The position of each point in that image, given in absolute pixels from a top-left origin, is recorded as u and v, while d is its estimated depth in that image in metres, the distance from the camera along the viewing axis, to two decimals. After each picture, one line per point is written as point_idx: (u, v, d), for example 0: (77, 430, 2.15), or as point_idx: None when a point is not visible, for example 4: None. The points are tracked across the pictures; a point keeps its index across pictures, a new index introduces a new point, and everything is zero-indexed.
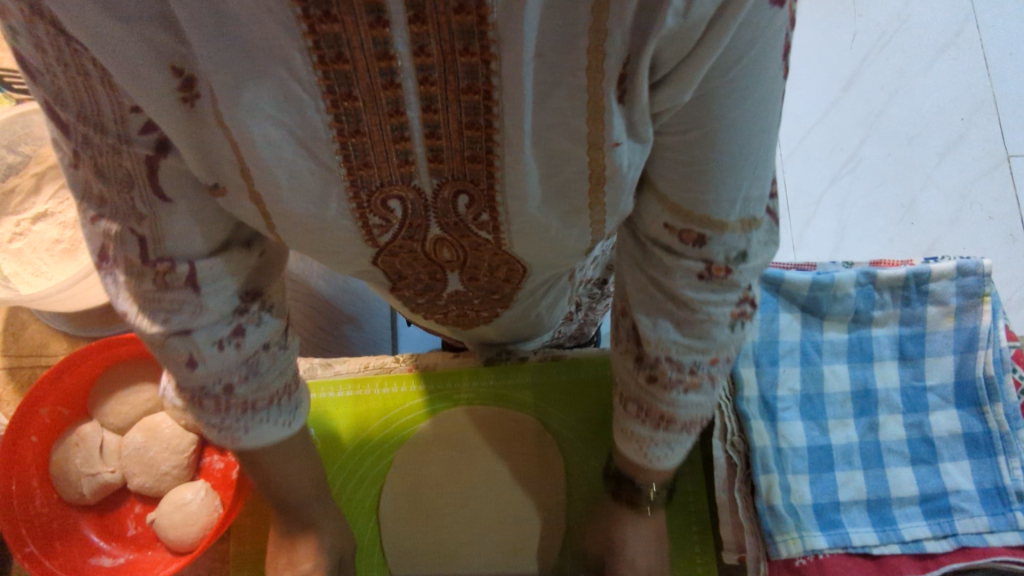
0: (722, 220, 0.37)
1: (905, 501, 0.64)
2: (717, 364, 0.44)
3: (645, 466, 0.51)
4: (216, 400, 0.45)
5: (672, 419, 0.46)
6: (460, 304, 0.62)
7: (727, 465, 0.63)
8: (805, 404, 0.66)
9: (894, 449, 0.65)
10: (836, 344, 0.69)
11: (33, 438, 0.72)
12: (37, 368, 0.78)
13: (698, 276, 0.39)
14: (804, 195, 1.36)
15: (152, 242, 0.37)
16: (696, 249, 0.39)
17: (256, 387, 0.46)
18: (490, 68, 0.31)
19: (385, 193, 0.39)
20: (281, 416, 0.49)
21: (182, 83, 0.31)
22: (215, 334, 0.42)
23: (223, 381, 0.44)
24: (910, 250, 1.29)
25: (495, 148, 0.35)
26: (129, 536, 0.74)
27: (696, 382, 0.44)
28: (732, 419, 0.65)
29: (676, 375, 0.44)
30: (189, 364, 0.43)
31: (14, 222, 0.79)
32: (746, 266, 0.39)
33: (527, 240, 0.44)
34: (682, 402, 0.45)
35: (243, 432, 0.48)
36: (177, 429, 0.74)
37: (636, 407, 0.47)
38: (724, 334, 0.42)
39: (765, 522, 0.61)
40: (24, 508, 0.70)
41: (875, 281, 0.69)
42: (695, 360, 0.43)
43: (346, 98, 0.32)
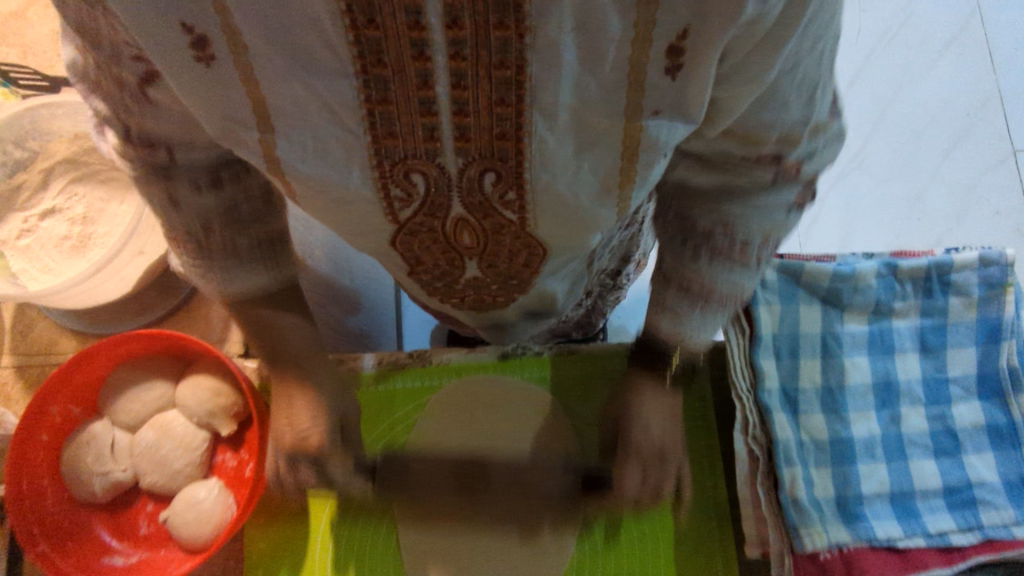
0: (798, 136, 0.37)
1: (929, 494, 0.63)
2: (767, 246, 0.44)
3: (679, 343, 0.51)
4: (196, 246, 0.45)
5: (713, 294, 0.46)
6: (478, 289, 0.61)
7: (750, 459, 0.62)
8: (826, 396, 0.66)
9: (917, 442, 0.65)
10: (858, 335, 0.67)
11: (45, 437, 0.71)
12: (46, 365, 0.78)
13: (771, 176, 0.40)
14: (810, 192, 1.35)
15: (137, 127, 0.37)
16: (772, 160, 0.39)
17: (234, 229, 0.44)
18: (525, 41, 0.30)
19: (408, 166, 0.38)
20: (262, 258, 0.47)
21: (194, 41, 0.31)
22: (194, 175, 0.41)
23: (202, 224, 0.43)
24: (919, 244, 1.29)
25: (524, 124, 0.34)
26: (141, 536, 0.74)
27: (745, 263, 0.44)
28: (754, 413, 0.63)
29: (726, 251, 0.44)
30: (172, 204, 0.42)
31: (22, 219, 0.78)
32: (816, 161, 0.39)
33: (552, 220, 0.43)
34: (726, 280, 0.45)
35: (225, 282, 0.47)
36: (189, 427, 0.73)
37: (677, 279, 0.47)
38: (783, 215, 0.42)
39: (789, 515, 0.60)
40: (36, 507, 0.69)
41: (897, 273, 0.68)
42: (749, 237, 0.43)
43: (375, 64, 0.31)
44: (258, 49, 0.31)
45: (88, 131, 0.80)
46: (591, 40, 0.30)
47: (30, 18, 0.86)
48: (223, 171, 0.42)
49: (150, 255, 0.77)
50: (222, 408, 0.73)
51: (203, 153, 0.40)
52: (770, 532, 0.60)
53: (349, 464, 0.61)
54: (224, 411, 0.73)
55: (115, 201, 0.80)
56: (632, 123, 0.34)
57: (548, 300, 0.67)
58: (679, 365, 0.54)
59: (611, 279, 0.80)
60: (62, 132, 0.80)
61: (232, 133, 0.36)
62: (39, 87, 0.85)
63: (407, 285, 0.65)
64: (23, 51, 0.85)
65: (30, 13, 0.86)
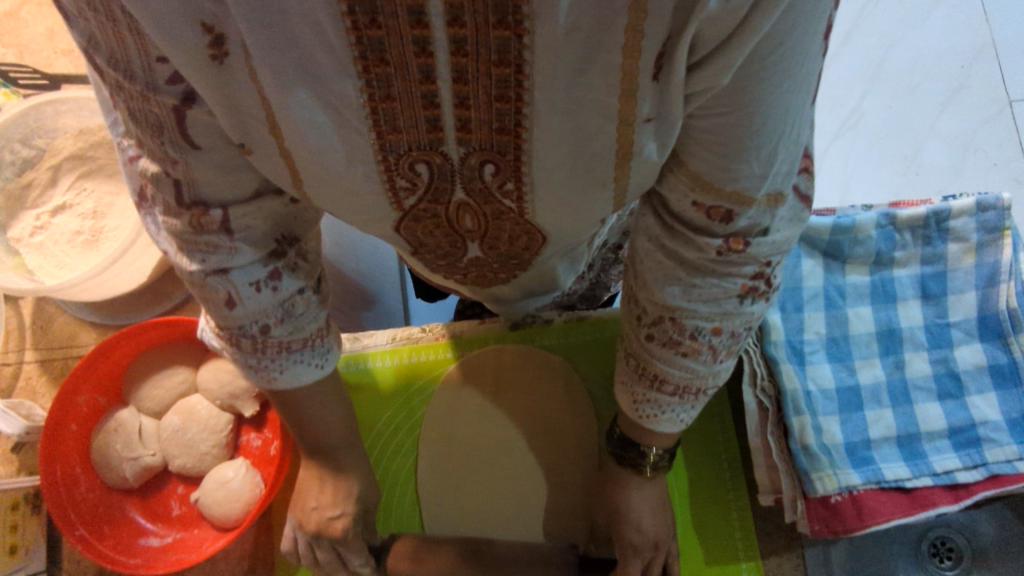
0: (751, 197, 0.37)
1: (935, 435, 0.65)
2: (719, 335, 0.44)
3: (644, 428, 0.51)
4: (251, 342, 0.46)
5: (667, 380, 0.47)
6: (481, 268, 0.62)
7: (758, 410, 0.65)
8: (831, 346, 0.68)
9: (921, 386, 0.67)
10: (859, 286, 0.69)
11: (74, 426, 0.74)
12: (69, 358, 0.79)
13: (717, 251, 0.40)
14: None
15: (186, 182, 0.38)
16: (722, 220, 0.39)
17: (291, 328, 0.47)
18: (523, 42, 0.30)
19: (412, 157, 0.39)
20: (314, 358, 0.50)
21: (212, 40, 0.31)
22: (252, 277, 0.43)
23: (261, 324, 0.45)
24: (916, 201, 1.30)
25: (523, 121, 0.35)
26: (174, 516, 0.76)
27: (696, 351, 0.45)
28: (761, 364, 0.66)
29: (676, 338, 0.44)
30: (229, 304, 0.44)
31: (34, 217, 0.79)
32: (765, 241, 0.40)
33: (551, 208, 0.44)
34: (679, 364, 0.46)
35: (279, 372, 0.49)
36: (213, 410, 0.76)
37: (637, 364, 0.48)
38: (733, 303, 0.43)
39: (800, 461, 0.62)
40: (71, 493, 0.72)
41: (896, 222, 0.69)
42: (698, 325, 0.44)
43: (378, 63, 0.32)
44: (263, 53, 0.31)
45: (92, 127, 0.81)
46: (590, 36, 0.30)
47: (24, 18, 0.87)
48: (279, 258, 0.45)
49: (162, 245, 0.79)
50: (244, 390, 0.75)
51: (251, 254, 0.42)
52: (782, 478, 0.63)
53: (367, 556, 0.61)
54: (245, 394, 0.75)
55: (124, 194, 0.81)
56: (625, 127, 0.35)
57: (551, 278, 0.68)
58: (659, 457, 0.54)
59: (612, 256, 0.82)
60: (67, 130, 0.81)
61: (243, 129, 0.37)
62: (39, 86, 0.85)
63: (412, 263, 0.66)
64: (20, 51, 0.86)
65: (23, 12, 0.87)
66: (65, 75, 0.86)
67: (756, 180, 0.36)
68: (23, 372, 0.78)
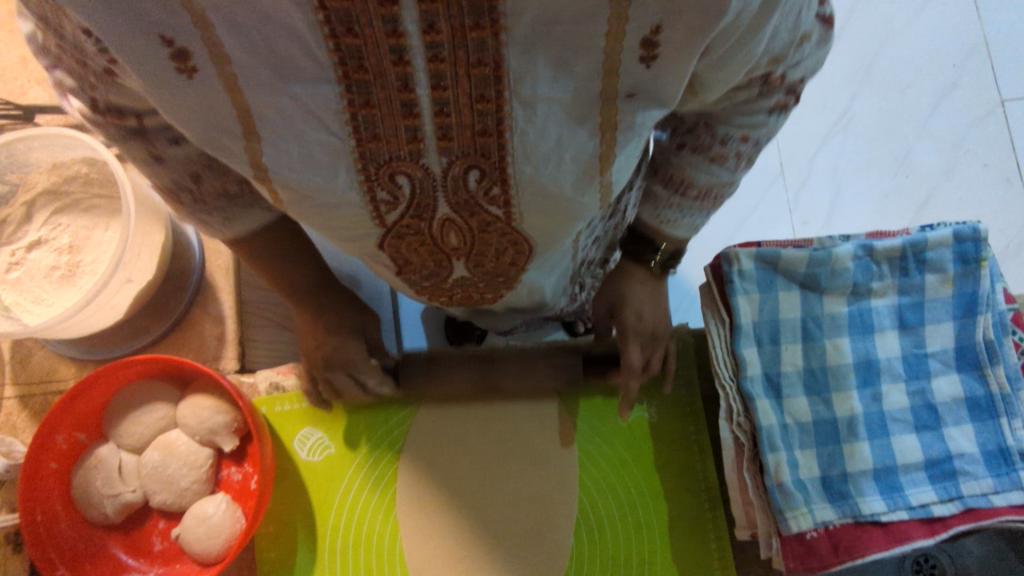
0: (785, 53, 0.37)
1: (911, 468, 0.65)
2: (747, 143, 0.45)
3: (659, 228, 0.55)
4: (190, 194, 0.45)
5: (692, 185, 0.48)
6: (467, 287, 0.62)
7: (734, 446, 0.65)
8: (808, 379, 0.67)
9: (898, 418, 0.66)
10: (837, 318, 0.69)
11: (54, 464, 0.74)
12: (49, 393, 0.79)
13: (753, 94, 0.40)
14: (796, 157, 1.33)
15: (100, 97, 0.37)
16: (759, 76, 0.38)
17: (220, 182, 0.44)
18: (500, 40, 0.30)
19: (393, 168, 0.38)
20: (257, 202, 0.48)
21: (175, 54, 0.30)
22: (169, 133, 0.39)
23: (190, 176, 0.43)
24: (906, 203, 1.29)
25: (505, 119, 0.34)
26: (156, 552, 0.76)
27: (723, 157, 0.45)
28: (737, 400, 0.66)
29: (706, 146, 0.45)
30: (155, 157, 0.42)
31: (10, 252, 0.79)
32: (801, 69, 0.39)
33: (537, 212, 0.43)
34: (705, 171, 0.47)
35: (225, 221, 0.48)
36: (192, 445, 0.75)
37: (663, 172, 0.49)
38: (764, 116, 0.43)
39: (775, 499, 0.62)
40: (51, 531, 0.72)
41: (872, 253, 0.69)
42: (728, 134, 0.44)
43: (357, 71, 0.31)
44: (242, 60, 0.30)
45: (66, 161, 0.81)
46: (566, 30, 0.30)
47: None
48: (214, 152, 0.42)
49: (136, 282, 0.78)
50: (224, 425, 0.75)
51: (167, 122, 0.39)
52: (758, 517, 0.63)
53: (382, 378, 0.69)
54: (226, 428, 0.75)
55: (99, 228, 0.81)
56: (608, 108, 0.35)
57: (537, 293, 0.68)
58: (664, 255, 0.59)
59: (599, 268, 0.81)
60: (41, 164, 0.81)
61: (215, 143, 0.36)
62: (13, 117, 0.84)
63: (396, 284, 0.66)
64: None
65: None
66: (40, 104, 0.85)
67: (785, 43, 0.36)
68: (3, 408, 0.78)
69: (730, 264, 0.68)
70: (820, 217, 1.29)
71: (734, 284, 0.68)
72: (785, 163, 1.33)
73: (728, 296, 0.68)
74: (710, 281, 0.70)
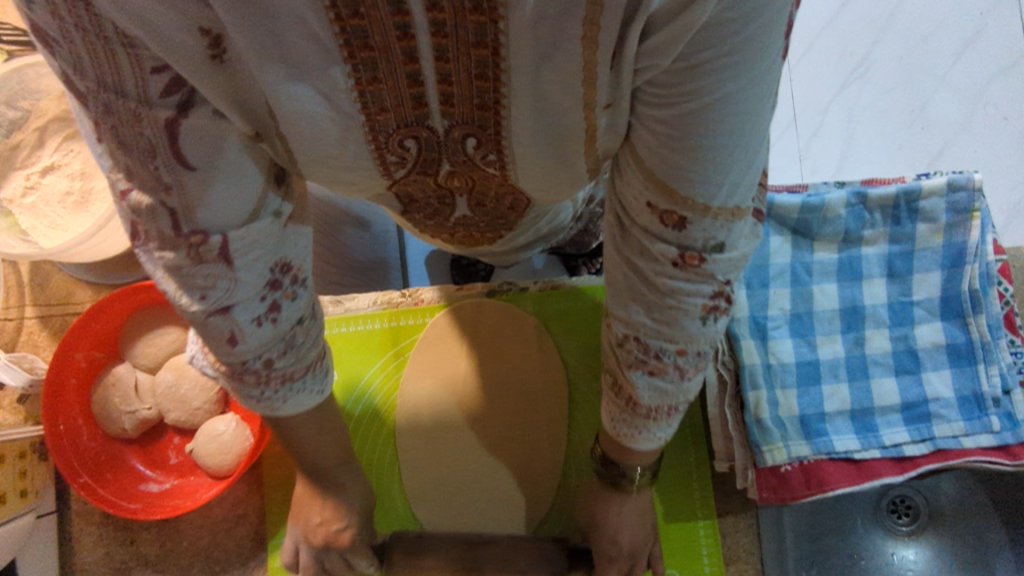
0: (705, 205, 0.34)
1: (887, 409, 0.68)
2: (686, 355, 0.41)
3: (617, 439, 0.49)
4: (256, 375, 0.43)
5: (640, 401, 0.44)
6: (467, 228, 0.64)
7: (718, 382, 0.68)
8: (794, 322, 0.69)
9: (879, 361, 0.69)
10: (826, 264, 0.71)
11: (73, 381, 0.78)
12: (67, 315, 0.83)
13: (672, 266, 0.37)
14: (811, 104, 1.31)
15: (182, 211, 0.35)
16: (675, 228, 0.36)
17: (292, 360, 0.44)
18: (499, 27, 0.31)
19: (403, 134, 0.39)
20: (315, 384, 0.47)
21: (209, 41, 0.31)
22: (253, 312, 0.40)
23: (262, 359, 0.42)
24: (918, 156, 1.27)
25: (503, 98, 0.35)
26: (172, 464, 0.81)
27: (662, 370, 0.41)
28: (722, 338, 0.68)
29: (642, 359, 0.41)
30: (230, 342, 0.40)
31: (25, 177, 0.81)
32: (720, 257, 0.37)
33: (538, 178, 0.44)
34: (646, 385, 0.42)
35: (284, 400, 0.46)
36: (204, 366, 0.80)
37: (613, 381, 0.45)
38: (696, 324, 0.39)
39: (752, 434, 0.66)
40: (74, 443, 0.76)
41: (865, 201, 0.71)
42: (662, 346, 0.40)
43: (363, 48, 0.32)
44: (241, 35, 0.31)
45: None
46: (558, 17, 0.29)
47: None
48: (275, 294, 0.41)
49: None
50: None
51: (252, 292, 0.39)
52: (736, 448, 0.66)
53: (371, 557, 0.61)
54: None
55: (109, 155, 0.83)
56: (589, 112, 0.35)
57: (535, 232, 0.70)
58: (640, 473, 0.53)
59: (599, 208, 0.82)
60: (51, 91, 0.82)
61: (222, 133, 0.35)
62: (22, 42, 0.83)
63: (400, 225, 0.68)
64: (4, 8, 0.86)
65: None
66: None
67: (710, 189, 0.34)
68: (24, 327, 0.82)
69: None
70: (831, 166, 1.28)
71: None
72: (800, 111, 1.31)
73: None
74: None
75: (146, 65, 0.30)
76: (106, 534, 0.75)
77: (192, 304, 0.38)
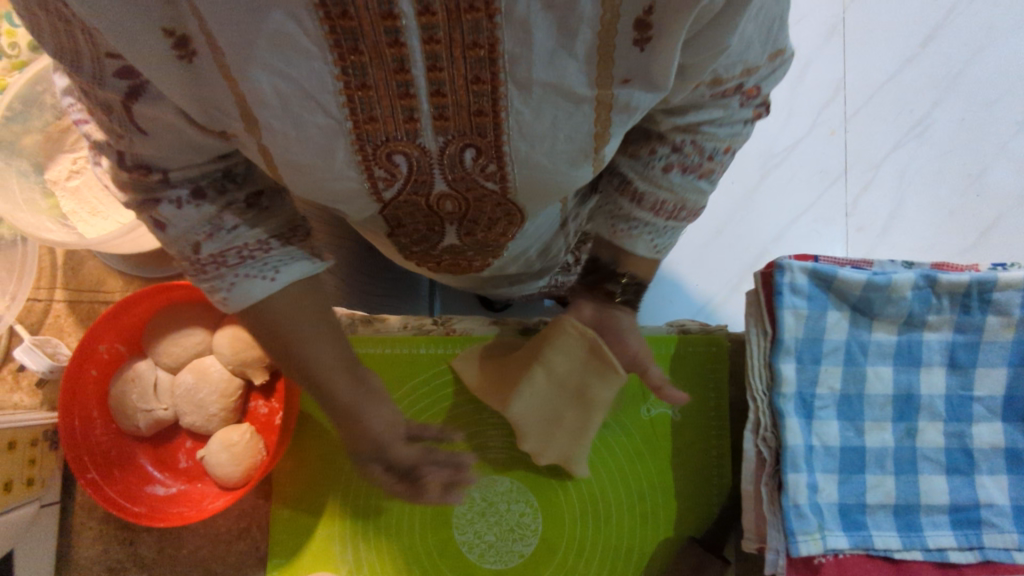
0: (756, 66, 0.39)
1: (934, 509, 0.64)
2: (728, 153, 0.45)
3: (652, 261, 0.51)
4: (193, 262, 0.42)
5: (683, 208, 0.47)
6: (456, 256, 0.59)
7: (756, 459, 0.64)
8: (842, 403, 0.66)
9: (930, 457, 0.65)
10: (884, 346, 0.66)
11: (94, 371, 0.77)
12: (95, 302, 0.84)
13: (736, 104, 0.41)
14: (862, 158, 1.19)
15: (129, 153, 0.37)
16: (734, 91, 0.40)
17: (226, 241, 0.42)
18: (495, 22, 0.30)
19: (390, 148, 0.37)
20: (263, 268, 0.43)
21: (177, 42, 0.30)
22: (173, 194, 0.39)
23: (194, 239, 0.41)
24: (970, 227, 1.15)
25: (501, 100, 0.34)
26: (180, 468, 0.80)
27: (710, 171, 0.45)
28: (766, 413, 0.64)
29: (696, 162, 0.44)
30: (160, 227, 0.41)
31: (72, 160, 0.81)
32: (771, 81, 0.41)
33: (532, 190, 0.43)
34: (694, 188, 0.46)
35: (229, 290, 0.43)
36: (225, 373, 0.78)
37: (654, 201, 0.46)
38: (742, 125, 0.43)
39: (789, 520, 0.61)
40: (87, 435, 0.74)
41: (935, 286, 0.65)
42: (714, 146, 0.43)
43: (352, 51, 0.31)
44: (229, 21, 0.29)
45: None
46: (559, 18, 0.30)
47: None
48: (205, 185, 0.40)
49: None
50: (257, 359, 0.76)
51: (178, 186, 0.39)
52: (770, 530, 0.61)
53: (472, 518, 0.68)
54: (257, 362, 0.77)
55: None
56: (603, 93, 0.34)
57: (527, 261, 0.66)
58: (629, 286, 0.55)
59: None
60: None
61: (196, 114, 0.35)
62: None
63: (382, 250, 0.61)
64: None
65: None
66: None
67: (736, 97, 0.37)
68: (52, 310, 0.82)
69: (783, 274, 0.65)
70: (875, 228, 1.17)
71: (783, 296, 0.65)
72: (850, 161, 1.19)
73: (774, 307, 0.65)
74: (758, 289, 0.67)
75: (101, 48, 0.31)
76: (106, 532, 0.73)
77: (128, 198, 0.40)
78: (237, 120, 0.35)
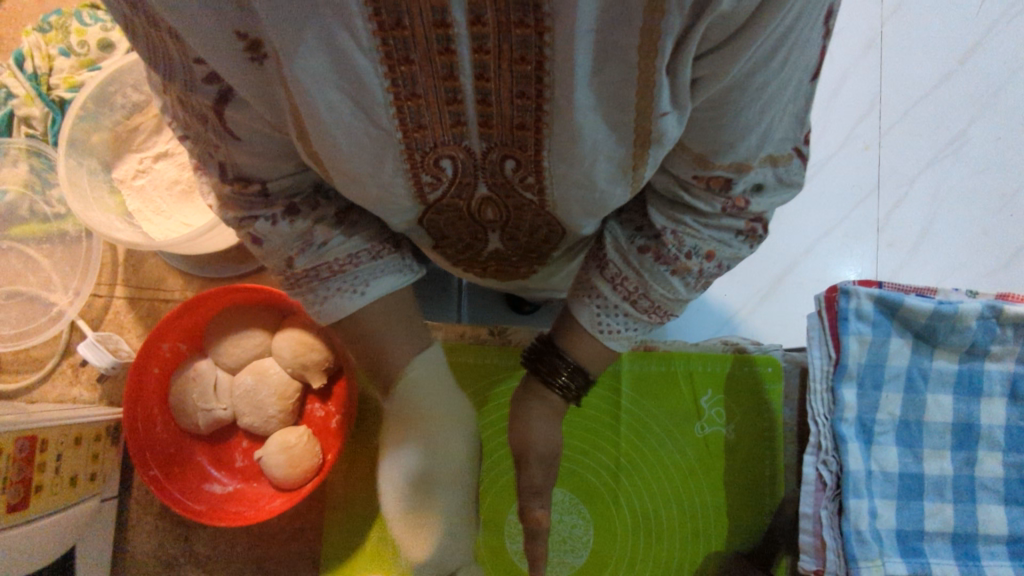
0: (749, 166, 0.37)
1: (992, 539, 0.61)
2: (710, 262, 0.43)
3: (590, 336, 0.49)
4: (290, 276, 0.47)
5: (646, 295, 0.45)
6: (501, 260, 0.57)
7: (817, 482, 0.60)
8: (901, 430, 0.63)
9: (988, 486, 0.61)
10: (944, 374, 0.63)
11: (156, 369, 0.79)
12: (155, 300, 0.86)
13: (719, 209, 0.40)
14: (896, 175, 1.03)
15: (228, 164, 0.40)
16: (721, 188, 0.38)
17: (320, 258, 0.45)
18: (545, 39, 0.29)
19: (438, 153, 0.37)
20: (354, 280, 0.47)
21: (249, 44, 0.31)
22: (266, 212, 0.43)
23: (290, 254, 0.45)
24: (1004, 248, 1.01)
25: (544, 117, 0.33)
26: (237, 467, 0.81)
27: (683, 270, 0.43)
28: (828, 437, 0.61)
29: (672, 253, 0.42)
30: (259, 241, 0.45)
31: (138, 160, 0.84)
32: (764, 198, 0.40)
33: (575, 205, 0.41)
34: (662, 280, 0.44)
35: (319, 305, 0.48)
36: (284, 375, 0.79)
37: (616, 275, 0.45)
38: (729, 235, 0.42)
39: (850, 547, 0.58)
40: (149, 431, 0.77)
41: (1001, 316, 0.61)
42: (694, 244, 0.42)
43: (402, 63, 0.31)
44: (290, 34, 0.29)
45: None
46: (606, 41, 0.29)
47: None
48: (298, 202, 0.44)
49: None
50: (315, 363, 0.77)
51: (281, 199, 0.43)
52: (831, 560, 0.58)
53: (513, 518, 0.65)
54: (316, 366, 0.77)
55: None
56: (644, 121, 0.33)
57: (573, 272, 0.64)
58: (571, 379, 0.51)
59: None
60: None
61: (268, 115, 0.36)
62: None
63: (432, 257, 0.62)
64: None
65: None
66: None
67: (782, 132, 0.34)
68: (112, 306, 0.85)
69: (848, 299, 0.62)
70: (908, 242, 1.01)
71: (848, 321, 0.62)
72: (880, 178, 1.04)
73: (838, 332, 0.62)
74: (821, 311, 0.64)
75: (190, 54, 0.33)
76: (160, 527, 0.76)
77: (232, 214, 0.44)
78: (292, 124, 0.35)
